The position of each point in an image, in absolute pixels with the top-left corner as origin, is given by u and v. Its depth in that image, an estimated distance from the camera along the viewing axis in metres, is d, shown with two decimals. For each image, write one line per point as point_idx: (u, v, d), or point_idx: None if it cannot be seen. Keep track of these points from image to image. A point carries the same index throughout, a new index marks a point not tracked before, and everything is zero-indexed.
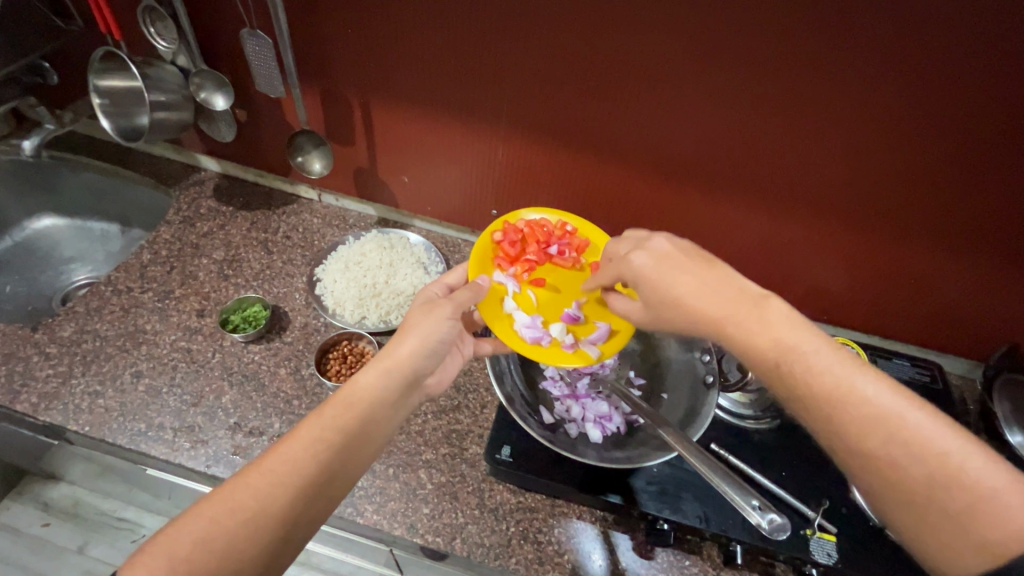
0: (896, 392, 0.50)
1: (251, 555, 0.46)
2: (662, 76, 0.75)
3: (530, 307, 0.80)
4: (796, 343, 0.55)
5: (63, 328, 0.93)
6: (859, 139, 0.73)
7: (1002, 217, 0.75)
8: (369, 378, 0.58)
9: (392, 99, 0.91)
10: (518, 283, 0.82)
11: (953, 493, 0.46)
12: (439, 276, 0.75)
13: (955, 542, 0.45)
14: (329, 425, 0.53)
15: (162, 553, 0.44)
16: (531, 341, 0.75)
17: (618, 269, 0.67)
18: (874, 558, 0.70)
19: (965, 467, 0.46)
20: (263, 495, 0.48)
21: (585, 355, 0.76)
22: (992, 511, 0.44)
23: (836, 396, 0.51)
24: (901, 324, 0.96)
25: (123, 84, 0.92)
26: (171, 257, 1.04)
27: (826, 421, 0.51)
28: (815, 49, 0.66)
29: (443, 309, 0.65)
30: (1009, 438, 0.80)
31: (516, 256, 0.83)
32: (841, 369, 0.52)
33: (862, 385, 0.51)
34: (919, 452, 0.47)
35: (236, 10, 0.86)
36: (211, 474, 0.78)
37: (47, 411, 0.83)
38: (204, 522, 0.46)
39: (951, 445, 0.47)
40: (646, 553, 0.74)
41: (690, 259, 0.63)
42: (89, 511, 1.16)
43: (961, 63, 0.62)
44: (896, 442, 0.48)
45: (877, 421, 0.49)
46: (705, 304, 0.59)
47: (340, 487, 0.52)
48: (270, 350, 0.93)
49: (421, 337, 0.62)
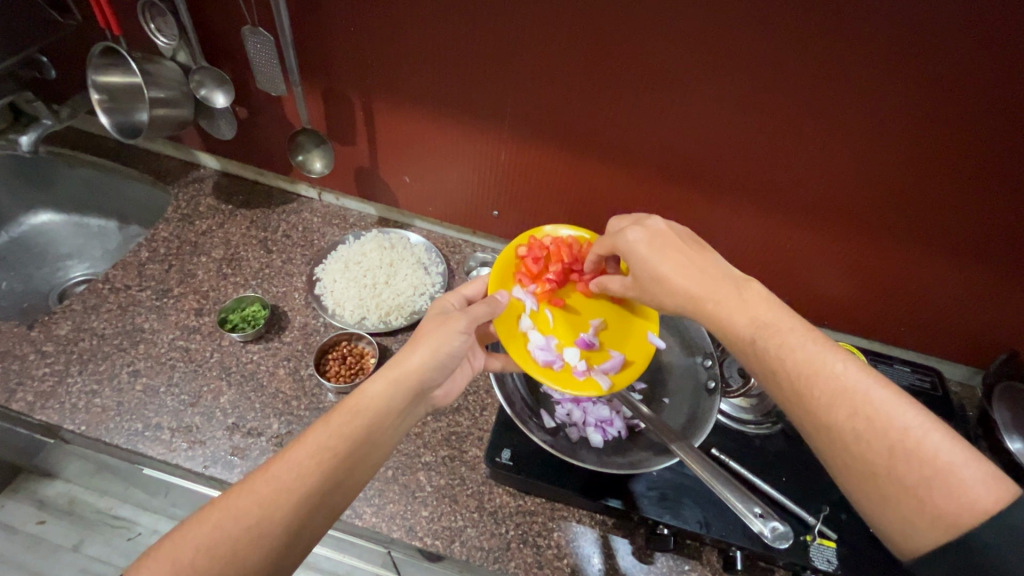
0: (864, 370, 0.51)
1: (254, 562, 0.46)
2: (667, 80, 0.74)
3: (546, 328, 0.79)
4: (771, 322, 0.56)
5: (60, 326, 0.92)
6: (861, 146, 0.73)
7: (1001, 225, 0.75)
8: (377, 387, 0.57)
9: (394, 98, 0.91)
10: (536, 302, 0.81)
11: (913, 466, 0.45)
12: (457, 288, 0.75)
13: (910, 516, 0.45)
14: (335, 433, 0.53)
15: (167, 557, 0.44)
16: (542, 363, 0.75)
17: (613, 242, 0.67)
18: (873, 565, 0.70)
19: (925, 441, 0.46)
20: (267, 503, 0.48)
21: (595, 383, 0.74)
22: (949, 485, 0.44)
23: (806, 373, 0.52)
24: (900, 331, 0.96)
25: (124, 80, 0.91)
26: (170, 255, 1.03)
27: (796, 396, 0.52)
28: (821, 54, 0.65)
29: (457, 321, 0.64)
30: (1008, 445, 0.79)
31: (537, 274, 0.81)
32: (814, 346, 0.53)
33: (831, 362, 0.51)
34: (881, 427, 0.47)
35: (238, 7, 0.85)
36: (209, 475, 0.78)
37: (44, 410, 0.82)
38: (207, 528, 0.46)
39: (911, 421, 0.47)
40: (645, 557, 0.74)
41: (680, 240, 0.64)
42: (85, 508, 1.16)
43: (968, 70, 0.62)
44: (859, 415, 0.48)
45: (842, 394, 0.49)
46: (690, 283, 0.60)
47: (345, 494, 0.52)
48: (269, 350, 0.92)
49: (433, 347, 0.61)
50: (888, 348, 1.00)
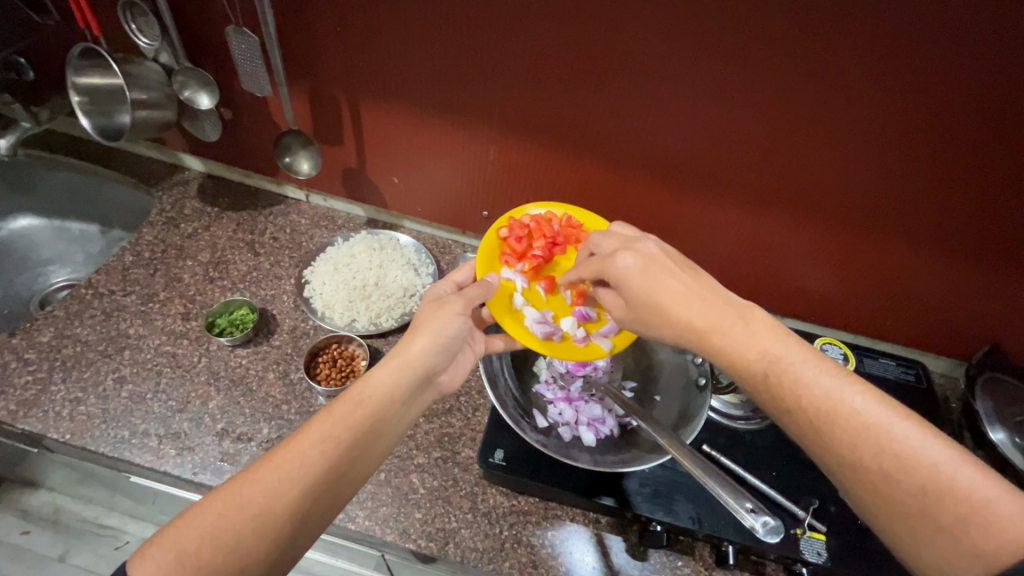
0: (883, 403, 0.51)
1: (259, 551, 0.46)
2: (654, 77, 0.75)
3: (540, 302, 0.81)
4: (782, 354, 0.55)
5: (42, 333, 0.90)
6: (848, 142, 0.74)
7: (986, 215, 0.76)
8: (381, 375, 0.57)
9: (382, 98, 0.90)
10: (526, 279, 0.82)
11: (947, 504, 0.46)
12: (446, 275, 0.75)
13: (950, 552, 0.45)
14: (339, 422, 0.53)
15: (172, 547, 0.45)
16: (542, 336, 0.76)
17: (602, 267, 0.66)
18: (861, 555, 0.71)
19: (956, 476, 0.46)
20: (272, 491, 0.48)
21: (597, 347, 0.78)
22: (984, 520, 0.44)
23: (827, 409, 0.51)
24: (887, 326, 0.98)
25: (103, 80, 0.89)
26: (154, 259, 1.02)
27: (815, 434, 0.52)
28: (805, 48, 0.66)
29: (453, 305, 0.64)
30: (991, 435, 0.81)
31: (524, 252, 0.82)
32: (828, 380, 0.53)
33: (850, 397, 0.52)
34: (909, 465, 0.48)
35: (222, 8, 0.84)
36: (198, 482, 0.76)
37: (26, 418, 0.81)
38: (211, 517, 0.46)
39: (940, 455, 0.48)
40: (639, 555, 0.74)
41: (676, 266, 0.63)
42: (71, 518, 1.13)
43: (950, 62, 0.63)
44: (885, 453, 0.49)
45: (866, 432, 0.50)
46: (692, 313, 0.59)
47: (351, 483, 0.52)
48: (257, 353, 0.91)
49: (435, 332, 0.61)
50: (874, 342, 1.02)
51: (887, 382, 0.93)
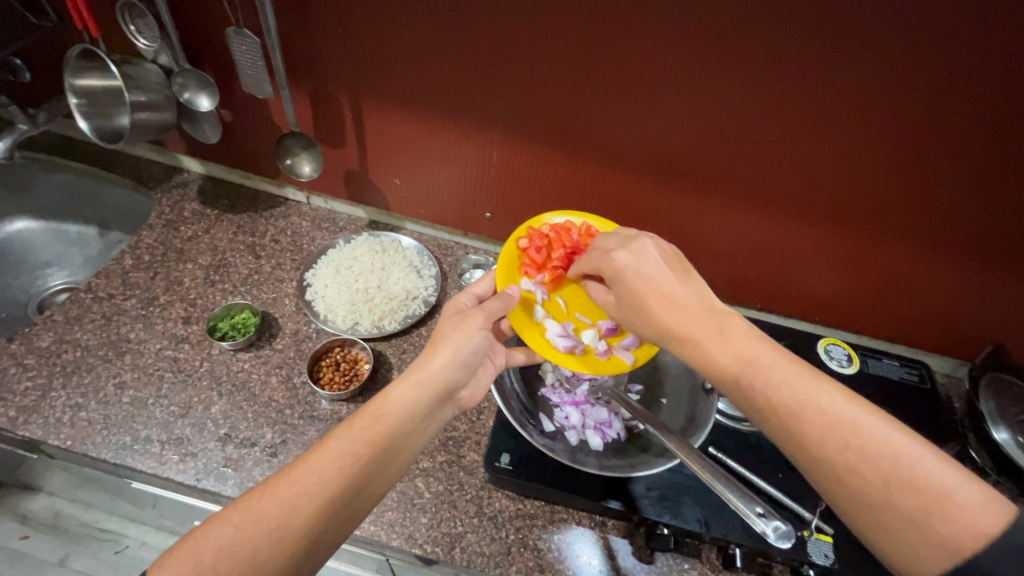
0: (851, 400, 0.50)
1: (274, 565, 0.46)
2: (659, 79, 0.74)
3: (561, 314, 0.81)
4: (755, 356, 0.54)
5: (42, 338, 0.89)
6: (854, 142, 0.73)
7: (996, 215, 0.75)
8: (402, 391, 0.56)
9: (383, 100, 0.89)
10: (547, 291, 0.82)
11: (911, 496, 0.45)
12: (467, 286, 0.76)
13: (912, 545, 0.45)
14: (360, 438, 0.53)
15: (190, 557, 0.45)
16: (564, 349, 0.76)
17: (598, 264, 0.66)
18: (869, 558, 0.71)
19: (920, 468, 0.46)
20: (289, 506, 0.48)
21: (620, 361, 0.76)
22: (949, 512, 0.44)
23: (794, 408, 0.50)
24: (890, 327, 0.98)
25: (102, 83, 0.88)
26: (155, 262, 1.01)
27: (784, 430, 0.51)
28: (811, 50, 0.66)
29: (475, 318, 0.64)
30: (995, 435, 0.79)
31: (543, 263, 0.82)
32: (799, 381, 0.51)
33: (820, 395, 0.50)
34: (876, 459, 0.47)
35: (223, 9, 0.83)
36: (201, 488, 0.76)
37: (26, 425, 0.80)
38: (230, 530, 0.46)
39: (907, 449, 0.47)
40: (646, 558, 0.74)
41: (665, 265, 0.62)
42: (71, 522, 1.12)
43: (959, 62, 0.62)
44: (852, 448, 0.48)
45: (833, 428, 0.49)
46: (674, 316, 0.58)
47: (367, 498, 0.52)
48: (259, 358, 0.91)
49: (456, 348, 0.61)
50: (878, 343, 1.02)
51: (892, 383, 0.93)
